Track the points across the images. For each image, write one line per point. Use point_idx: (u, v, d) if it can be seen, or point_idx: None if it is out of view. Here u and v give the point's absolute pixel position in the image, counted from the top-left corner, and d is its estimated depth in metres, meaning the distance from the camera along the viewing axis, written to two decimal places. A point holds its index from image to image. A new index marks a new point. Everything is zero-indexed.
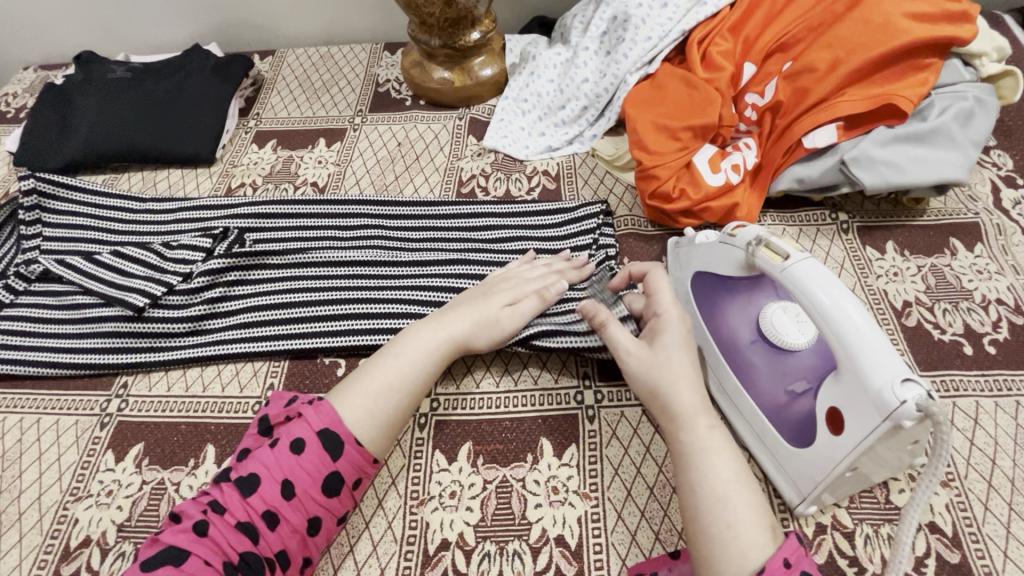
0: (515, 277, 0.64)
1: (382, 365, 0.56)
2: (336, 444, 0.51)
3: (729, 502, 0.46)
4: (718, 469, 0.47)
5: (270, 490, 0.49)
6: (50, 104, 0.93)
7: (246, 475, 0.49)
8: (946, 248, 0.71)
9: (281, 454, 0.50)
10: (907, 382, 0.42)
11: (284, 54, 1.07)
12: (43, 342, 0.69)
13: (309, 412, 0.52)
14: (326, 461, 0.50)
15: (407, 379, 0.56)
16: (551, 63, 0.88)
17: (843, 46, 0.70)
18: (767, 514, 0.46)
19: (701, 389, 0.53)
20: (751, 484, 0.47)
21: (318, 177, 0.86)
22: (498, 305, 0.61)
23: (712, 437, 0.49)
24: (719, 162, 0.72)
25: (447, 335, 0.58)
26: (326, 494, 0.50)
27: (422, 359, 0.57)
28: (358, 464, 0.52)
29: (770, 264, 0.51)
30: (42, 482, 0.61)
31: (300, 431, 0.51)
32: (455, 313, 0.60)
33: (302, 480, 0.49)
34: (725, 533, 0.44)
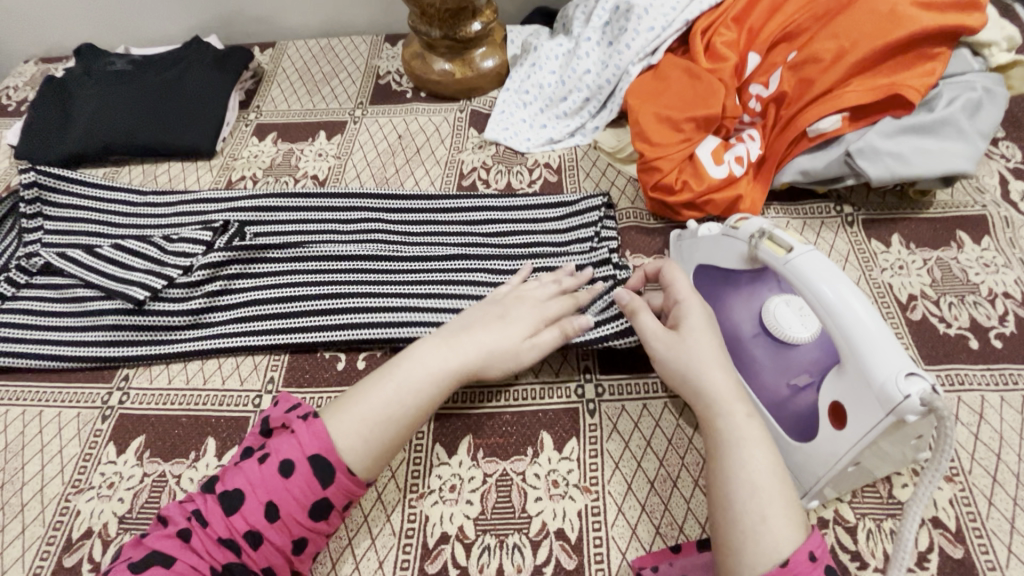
0: (530, 299, 0.61)
1: (371, 390, 0.53)
2: (326, 470, 0.49)
3: (765, 493, 0.45)
4: (757, 460, 0.46)
5: (253, 510, 0.47)
6: (50, 96, 0.93)
7: (232, 490, 0.48)
8: (953, 241, 0.70)
9: (269, 474, 0.48)
10: (911, 376, 0.42)
11: (284, 46, 1.06)
12: (44, 335, 0.69)
13: (301, 432, 0.50)
14: (313, 486, 0.48)
15: (403, 409, 0.53)
16: (553, 54, 0.87)
17: (849, 35, 0.69)
18: (800, 507, 0.45)
19: (734, 375, 0.52)
20: (785, 476, 0.47)
21: (318, 169, 0.85)
22: (520, 335, 0.58)
23: (750, 424, 0.48)
24: (722, 154, 0.71)
25: (454, 364, 0.55)
26: (313, 518, 0.48)
27: (422, 388, 0.54)
28: (349, 489, 0.50)
29: (773, 257, 0.50)
30: (43, 474, 0.61)
31: (289, 451, 0.49)
32: (468, 339, 0.57)
33: (287, 503, 0.48)
34: (759, 526, 0.43)
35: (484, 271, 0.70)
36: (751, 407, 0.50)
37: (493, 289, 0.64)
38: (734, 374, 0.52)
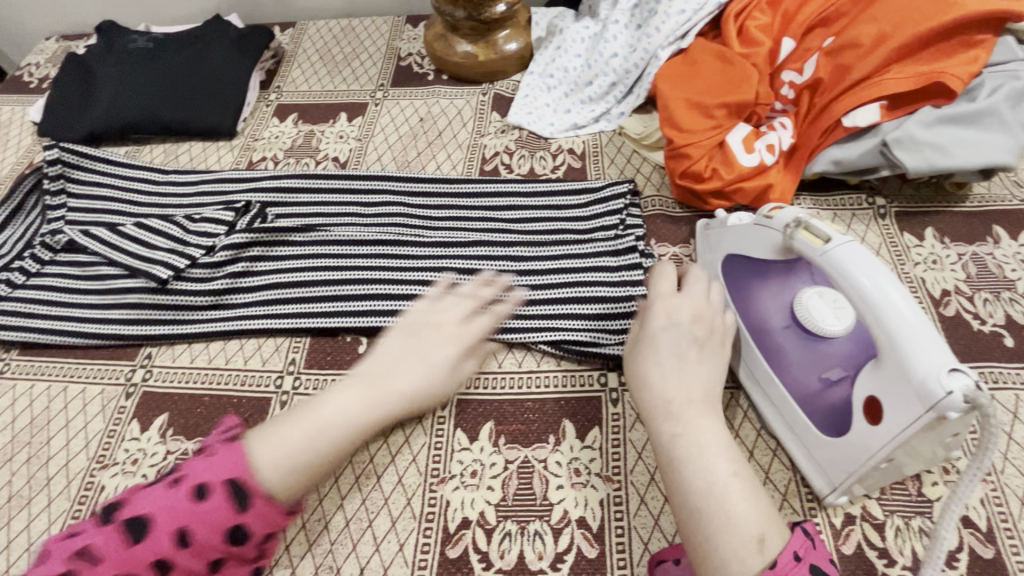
0: (454, 333, 0.57)
1: (283, 432, 0.49)
2: (243, 494, 0.45)
3: (700, 513, 0.44)
4: (685, 481, 0.46)
5: (160, 538, 0.43)
6: (72, 74, 0.92)
7: (137, 516, 0.44)
8: (989, 236, 0.68)
9: (179, 501, 0.44)
10: (954, 372, 0.40)
11: (304, 26, 1.05)
12: (68, 312, 0.69)
13: (220, 454, 0.47)
14: (229, 510, 0.44)
15: (322, 451, 0.49)
16: (578, 37, 0.85)
17: (891, 20, 0.66)
18: (753, 523, 0.43)
19: (669, 390, 0.50)
20: (723, 491, 0.44)
21: (339, 152, 0.85)
22: (440, 377, 0.55)
23: (676, 445, 0.47)
24: (753, 142, 0.70)
25: (377, 407, 0.52)
26: (229, 543, 0.45)
27: (341, 430, 0.50)
28: (268, 516, 0.46)
29: (809, 246, 0.49)
30: (69, 449, 0.62)
31: (206, 474, 0.45)
32: (390, 380, 0.53)
33: (200, 531, 0.44)
34: (701, 546, 0.43)
35: (507, 257, 0.69)
36: (685, 424, 0.48)
37: (413, 310, 0.59)
38: (670, 388, 0.50)
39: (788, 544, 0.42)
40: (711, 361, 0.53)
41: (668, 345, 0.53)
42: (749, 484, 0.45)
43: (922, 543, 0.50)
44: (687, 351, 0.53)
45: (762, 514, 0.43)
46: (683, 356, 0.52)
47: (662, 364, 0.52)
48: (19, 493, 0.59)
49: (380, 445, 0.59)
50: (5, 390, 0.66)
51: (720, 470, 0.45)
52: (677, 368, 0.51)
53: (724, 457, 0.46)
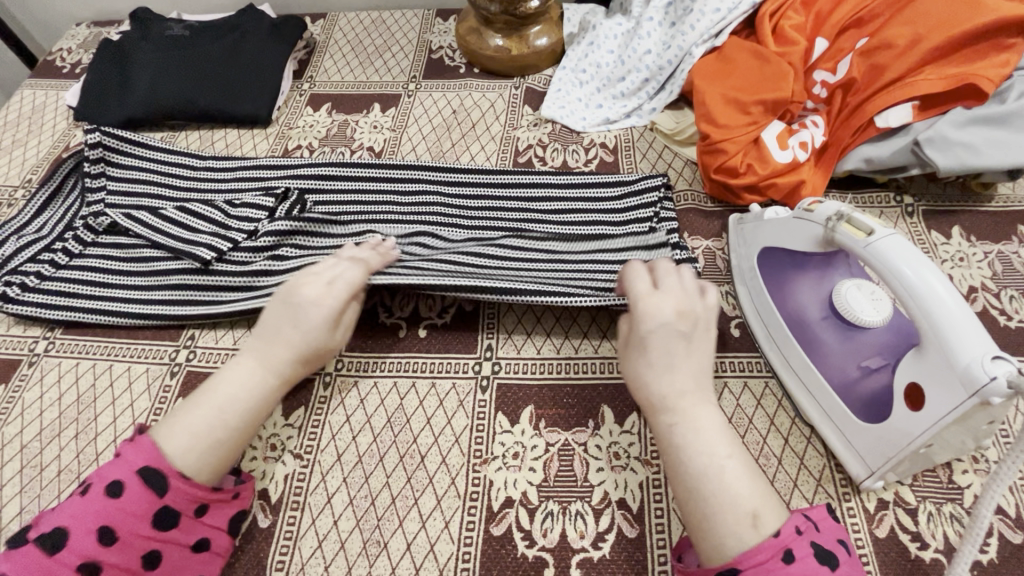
0: (324, 293, 0.59)
1: (181, 422, 0.51)
2: (159, 479, 0.48)
3: (701, 493, 0.45)
4: (686, 465, 0.47)
5: (81, 541, 0.45)
6: (107, 59, 0.93)
7: (49, 532, 0.45)
8: (1014, 235, 0.70)
9: (96, 501, 0.46)
10: (996, 359, 0.42)
11: (335, 17, 1.06)
12: (112, 293, 0.70)
13: (128, 451, 0.49)
14: (149, 497, 0.47)
15: (230, 425, 0.52)
16: (612, 33, 0.87)
17: (924, 23, 0.68)
18: (747, 500, 0.44)
19: (664, 380, 0.50)
20: (722, 471, 0.45)
21: (374, 141, 0.86)
22: (320, 331, 0.58)
23: (675, 432, 0.48)
24: (787, 139, 0.71)
25: (267, 370, 0.55)
26: (157, 530, 0.47)
27: (242, 401, 0.53)
28: (194, 493, 0.49)
29: (852, 240, 0.51)
30: (116, 426, 0.63)
31: (116, 473, 0.48)
32: (270, 348, 0.56)
33: (125, 522, 0.46)
34: (703, 525, 0.44)
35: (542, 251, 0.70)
36: (682, 413, 0.49)
37: (286, 282, 0.61)
38: (665, 381, 0.50)
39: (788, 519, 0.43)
40: (700, 355, 0.52)
41: (660, 343, 0.52)
42: (745, 466, 0.46)
43: (954, 528, 0.52)
44: (676, 345, 0.52)
45: (757, 493, 0.45)
46: (672, 351, 0.51)
47: (652, 360, 0.51)
48: (69, 467, 0.60)
49: (422, 425, 0.61)
50: (50, 368, 0.68)
51: (717, 452, 0.46)
52: (666, 359, 0.51)
53: (719, 441, 0.47)
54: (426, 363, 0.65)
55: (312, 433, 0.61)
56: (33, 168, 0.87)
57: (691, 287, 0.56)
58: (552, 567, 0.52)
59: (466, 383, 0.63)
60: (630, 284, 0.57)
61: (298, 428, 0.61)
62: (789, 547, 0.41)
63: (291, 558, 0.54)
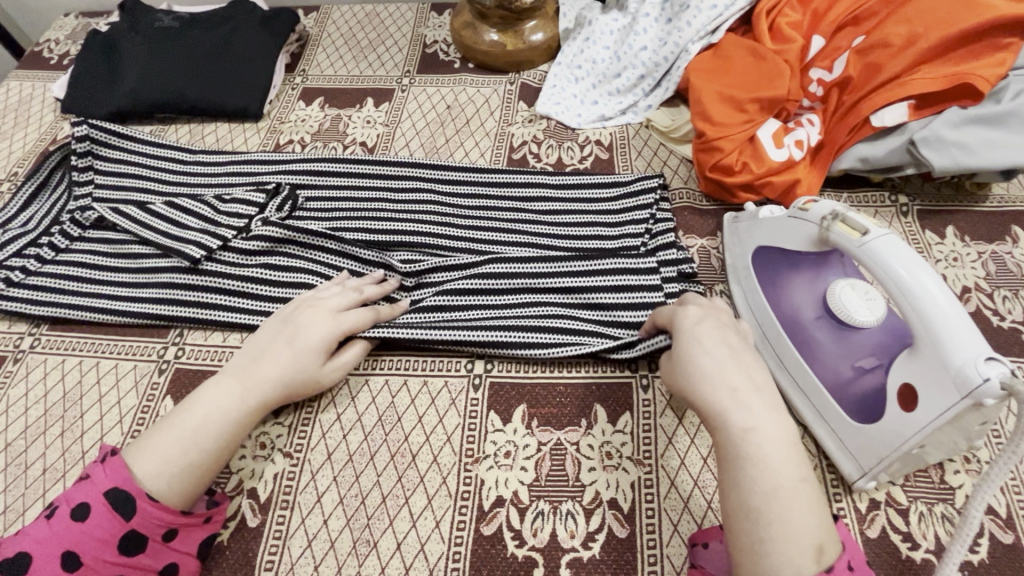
0: (325, 322, 0.59)
1: (159, 441, 0.50)
2: (125, 502, 0.47)
3: (761, 517, 0.42)
4: (755, 481, 0.43)
5: (46, 567, 0.45)
6: (95, 50, 0.92)
7: (14, 555, 0.45)
8: (1008, 235, 0.70)
9: (62, 525, 0.46)
10: (990, 360, 0.42)
11: (328, 11, 1.05)
12: (99, 289, 0.69)
13: (96, 474, 0.48)
14: (114, 522, 0.46)
15: (203, 448, 0.51)
16: (607, 29, 0.86)
17: (921, 21, 0.68)
18: (812, 531, 0.41)
19: (735, 384, 0.47)
20: (793, 494, 0.42)
21: (367, 136, 0.85)
22: (311, 359, 0.57)
23: (746, 439, 0.45)
24: (783, 138, 0.71)
25: (248, 397, 0.54)
26: (123, 554, 0.46)
27: (216, 428, 0.52)
28: (161, 518, 0.48)
29: (847, 239, 0.51)
30: (103, 423, 0.62)
31: (82, 496, 0.47)
32: (256, 371, 0.56)
33: (89, 547, 0.46)
34: (757, 549, 0.41)
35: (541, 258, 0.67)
36: (755, 419, 0.46)
37: (291, 304, 0.62)
38: (732, 380, 0.47)
39: (843, 554, 0.42)
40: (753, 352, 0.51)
41: (712, 338, 0.50)
42: (814, 491, 0.43)
43: (945, 528, 0.51)
44: (734, 340, 0.51)
45: (822, 524, 0.42)
46: (728, 344, 0.50)
47: (713, 358, 0.49)
48: (54, 465, 0.59)
49: (413, 424, 0.60)
50: (35, 365, 0.67)
51: (790, 473, 0.43)
52: (726, 361, 0.49)
53: (792, 462, 0.44)
54: (418, 362, 0.65)
55: (302, 431, 0.60)
56: (19, 160, 0.86)
57: (726, 308, 0.56)
58: (541, 567, 0.52)
59: (458, 381, 0.63)
60: (660, 315, 0.57)
61: (288, 426, 0.60)
62: None
63: (280, 558, 0.53)
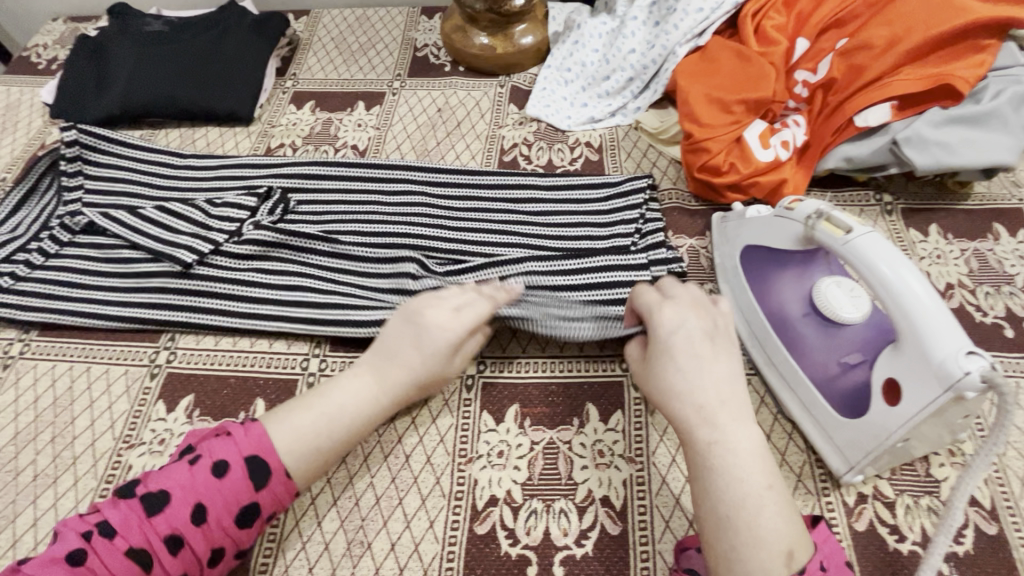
0: (451, 322, 0.56)
1: (296, 420, 0.50)
2: (262, 471, 0.47)
3: (733, 524, 0.43)
4: (723, 490, 0.45)
5: (176, 514, 0.45)
6: (84, 54, 0.91)
7: (153, 493, 0.45)
8: (989, 232, 0.71)
9: (200, 476, 0.46)
10: (970, 355, 0.43)
11: (319, 15, 1.05)
12: (90, 294, 0.69)
13: (237, 433, 0.48)
14: (246, 488, 0.47)
15: (334, 437, 0.51)
16: (596, 32, 0.87)
17: (902, 23, 0.69)
18: (782, 538, 0.42)
19: (703, 396, 0.48)
20: (762, 503, 0.43)
21: (358, 140, 0.86)
22: (438, 361, 0.56)
23: (714, 451, 0.46)
24: (769, 139, 0.72)
25: (383, 395, 0.54)
26: (237, 524, 0.46)
27: (350, 419, 0.52)
28: (279, 497, 0.48)
29: (831, 238, 0.51)
30: (95, 429, 0.62)
31: (223, 452, 0.47)
32: (391, 367, 0.55)
33: (217, 507, 0.46)
34: (730, 556, 0.42)
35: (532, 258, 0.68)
36: (721, 431, 0.47)
37: (419, 296, 0.58)
38: (700, 393, 0.48)
39: (815, 555, 0.42)
40: (727, 356, 0.51)
41: (683, 348, 0.51)
42: (783, 497, 0.44)
43: (930, 520, 0.52)
44: (704, 345, 0.51)
45: (792, 528, 0.43)
46: (699, 354, 0.50)
47: (684, 369, 0.50)
48: (45, 471, 0.59)
49: (407, 425, 0.60)
50: (26, 371, 0.66)
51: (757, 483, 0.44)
52: (696, 371, 0.49)
53: (759, 470, 0.45)
54: None
55: None
56: (8, 166, 0.85)
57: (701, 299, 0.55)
58: (535, 564, 0.52)
59: (451, 382, 0.63)
60: (638, 299, 0.56)
61: None
62: None
63: (274, 560, 0.53)
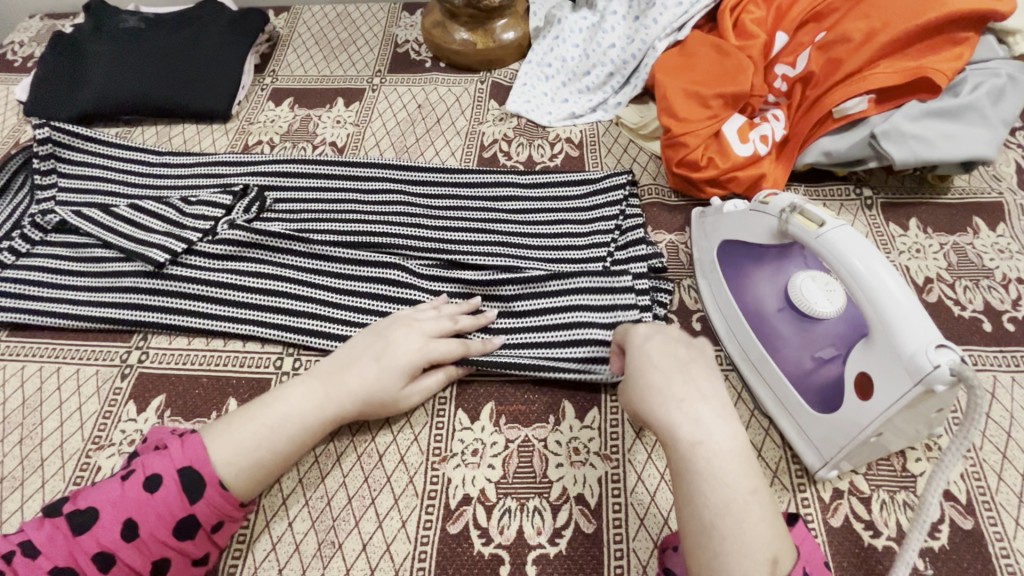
0: (419, 349, 0.56)
1: (238, 430, 0.50)
2: (195, 483, 0.46)
3: (719, 532, 0.42)
4: (710, 495, 0.43)
5: (108, 529, 0.44)
6: (59, 51, 0.90)
7: (83, 510, 0.45)
8: (969, 226, 0.71)
9: (132, 490, 0.46)
10: (941, 348, 0.43)
11: (299, 11, 1.04)
12: (60, 294, 0.68)
13: (173, 446, 0.48)
14: (179, 501, 0.46)
15: (273, 449, 0.50)
16: (577, 28, 0.87)
17: (881, 16, 0.69)
18: (767, 543, 0.41)
19: (686, 395, 0.47)
20: (747, 507, 0.42)
21: (337, 137, 0.85)
22: (393, 380, 0.55)
23: (698, 453, 0.45)
24: (748, 133, 0.72)
25: (325, 405, 0.53)
26: (174, 537, 0.46)
27: (294, 428, 0.51)
28: (219, 509, 0.47)
29: (804, 231, 0.51)
30: (63, 430, 0.61)
31: (157, 466, 0.47)
32: (343, 378, 0.54)
33: (149, 520, 0.45)
34: (714, 562, 0.41)
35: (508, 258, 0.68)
36: (706, 431, 0.45)
37: (388, 316, 0.59)
38: (682, 391, 0.47)
39: (798, 560, 0.42)
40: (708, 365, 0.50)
41: (663, 354, 0.50)
42: (768, 501, 0.44)
43: (906, 515, 0.52)
44: (683, 353, 0.50)
45: (776, 533, 0.42)
46: (681, 360, 0.50)
47: (663, 370, 0.49)
48: (12, 473, 0.58)
49: (381, 424, 0.60)
50: None
51: (741, 486, 0.43)
52: (681, 374, 0.48)
53: (745, 473, 0.44)
54: None
55: None
56: None
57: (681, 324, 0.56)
58: (508, 564, 0.52)
59: None
60: (620, 333, 0.56)
61: None
62: None
63: (243, 561, 0.52)
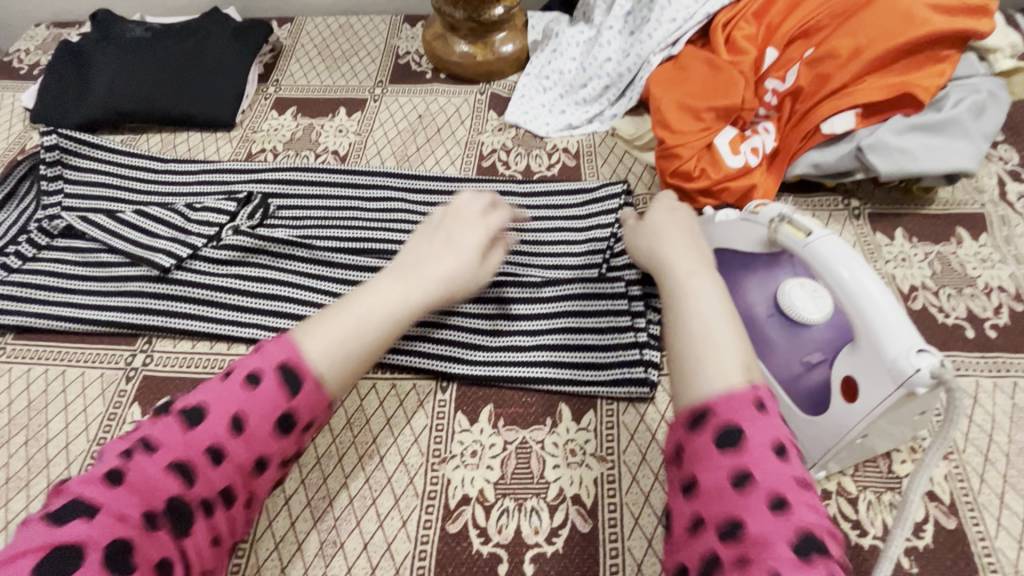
0: (482, 227, 0.61)
1: (329, 327, 0.49)
2: (296, 379, 0.46)
3: (702, 337, 0.45)
4: (698, 310, 0.47)
5: (215, 425, 0.44)
6: (66, 60, 0.92)
7: (190, 407, 0.45)
8: (952, 236, 0.73)
9: (234, 388, 0.46)
10: (921, 352, 0.45)
11: (303, 22, 1.06)
12: (65, 297, 0.69)
13: (268, 345, 0.48)
14: (281, 398, 0.46)
15: (366, 342, 0.50)
16: (574, 41, 0.89)
17: (866, 34, 0.71)
18: (741, 354, 0.44)
19: (688, 245, 0.54)
20: (727, 323, 0.46)
21: (339, 145, 0.87)
22: (468, 262, 0.58)
23: (691, 279, 0.50)
24: (739, 145, 0.74)
25: (411, 292, 0.54)
26: (278, 433, 0.46)
27: (383, 320, 0.52)
28: (314, 406, 0.48)
29: (792, 240, 0.53)
30: (68, 432, 0.62)
31: (255, 364, 0.47)
32: (424, 270, 0.56)
33: (255, 415, 0.45)
34: (695, 366, 0.44)
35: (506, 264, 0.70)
36: (697, 269, 0.51)
37: (444, 208, 0.63)
38: (681, 244, 0.54)
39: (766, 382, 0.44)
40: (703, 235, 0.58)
41: (676, 219, 0.58)
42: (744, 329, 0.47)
43: (891, 515, 0.54)
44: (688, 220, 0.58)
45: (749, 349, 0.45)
46: (684, 224, 0.57)
47: (672, 228, 0.57)
48: (17, 474, 0.59)
49: (382, 426, 0.61)
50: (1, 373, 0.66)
51: (726, 311, 0.47)
52: (684, 233, 0.56)
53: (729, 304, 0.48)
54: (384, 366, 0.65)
55: None
56: None
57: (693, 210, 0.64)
58: (506, 562, 0.53)
59: (426, 383, 0.64)
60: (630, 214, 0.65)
61: None
62: (762, 398, 0.42)
63: (246, 561, 0.53)
